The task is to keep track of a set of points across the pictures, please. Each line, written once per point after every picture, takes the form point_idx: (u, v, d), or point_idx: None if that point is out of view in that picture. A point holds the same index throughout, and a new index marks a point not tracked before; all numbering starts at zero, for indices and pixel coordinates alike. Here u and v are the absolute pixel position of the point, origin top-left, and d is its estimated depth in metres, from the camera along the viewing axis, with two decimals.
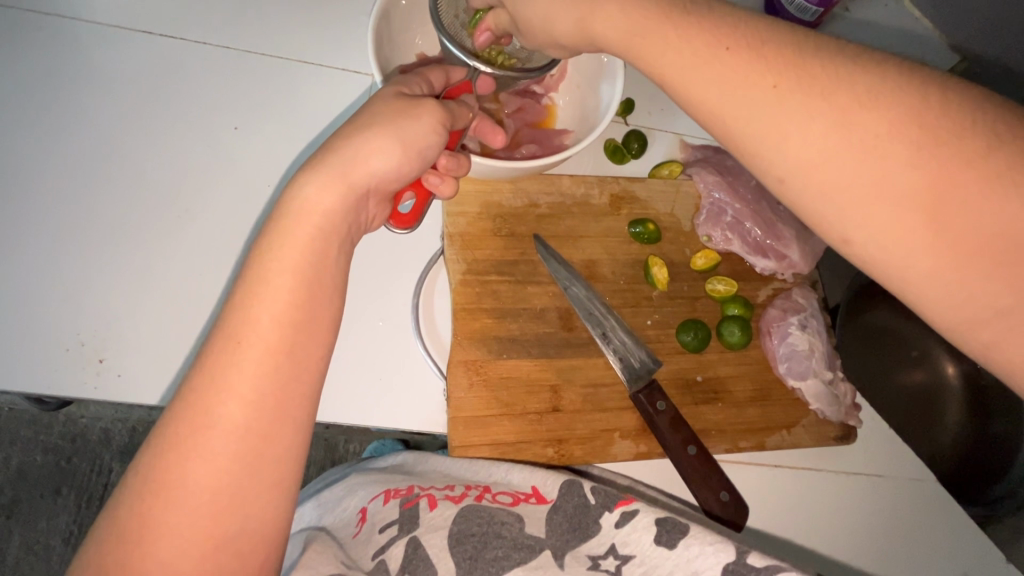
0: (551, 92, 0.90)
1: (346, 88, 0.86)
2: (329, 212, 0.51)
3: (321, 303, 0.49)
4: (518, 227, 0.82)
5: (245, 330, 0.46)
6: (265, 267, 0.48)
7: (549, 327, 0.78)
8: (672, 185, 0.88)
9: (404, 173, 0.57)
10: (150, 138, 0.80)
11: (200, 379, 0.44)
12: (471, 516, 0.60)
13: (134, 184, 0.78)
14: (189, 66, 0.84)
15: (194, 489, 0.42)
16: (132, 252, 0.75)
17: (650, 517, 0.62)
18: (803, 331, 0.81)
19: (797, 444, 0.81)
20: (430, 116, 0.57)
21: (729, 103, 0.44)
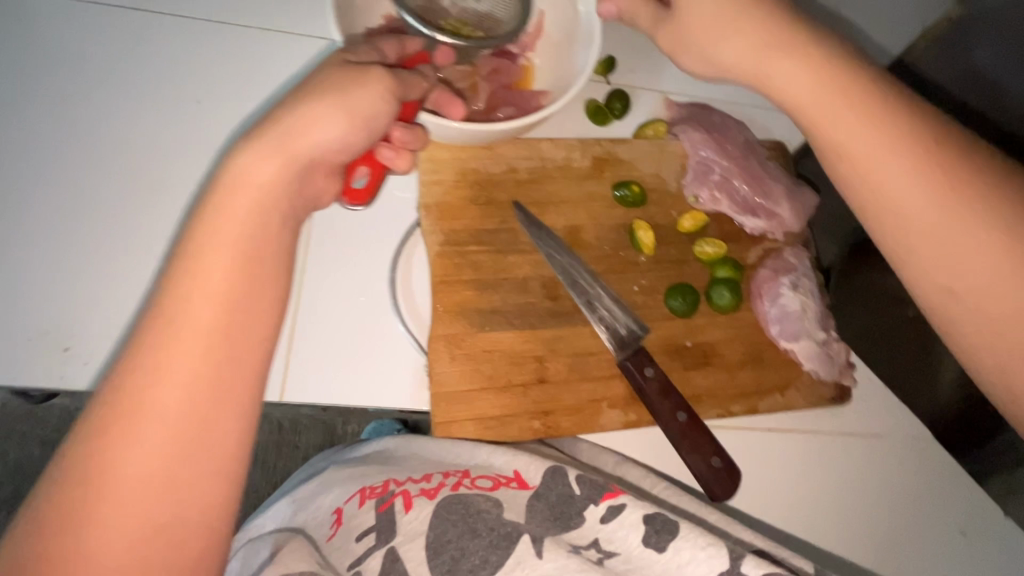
0: (528, 52, 0.85)
1: (306, 53, 0.80)
2: (270, 183, 0.52)
3: (261, 286, 0.50)
4: (497, 194, 0.78)
5: (177, 311, 0.47)
6: (198, 247, 0.49)
7: (532, 297, 0.75)
8: (657, 145, 0.84)
9: (351, 144, 0.57)
10: (102, 112, 0.74)
11: (150, 357, 0.45)
12: (448, 513, 0.57)
13: (88, 161, 0.72)
14: (140, 31, 0.77)
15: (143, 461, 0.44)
16: (91, 233, 0.70)
17: (638, 514, 0.59)
18: (795, 292, 0.79)
19: (790, 407, 0.79)
20: (376, 85, 0.57)
21: (845, 122, 0.57)
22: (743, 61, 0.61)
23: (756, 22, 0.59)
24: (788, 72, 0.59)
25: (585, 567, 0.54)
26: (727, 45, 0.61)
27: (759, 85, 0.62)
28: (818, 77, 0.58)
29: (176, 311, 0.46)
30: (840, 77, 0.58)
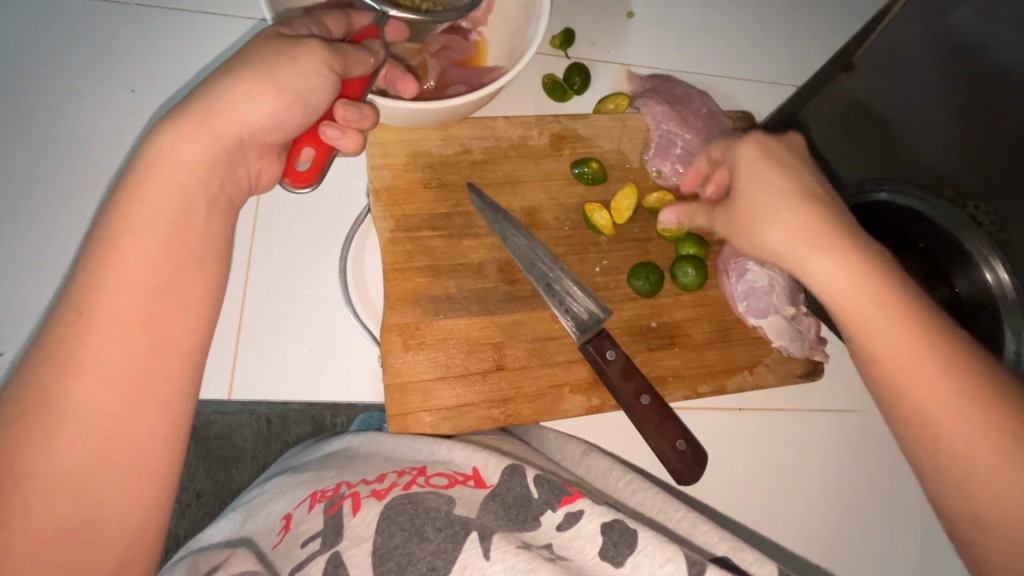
0: (480, 27, 0.81)
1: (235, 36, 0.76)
2: (196, 165, 0.47)
3: (190, 282, 0.45)
4: (450, 176, 0.75)
5: (90, 304, 0.42)
6: (109, 242, 0.44)
7: (489, 281, 0.73)
8: (618, 119, 0.81)
9: (286, 122, 0.52)
10: (31, 104, 0.71)
11: (51, 362, 0.41)
12: (394, 517, 0.52)
13: (17, 156, 0.70)
14: (72, 20, 0.74)
15: (51, 472, 0.39)
16: (20, 232, 0.68)
17: (595, 523, 0.53)
18: (762, 266, 0.74)
19: (760, 385, 0.77)
20: (313, 57, 0.51)
21: (872, 309, 0.53)
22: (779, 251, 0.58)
23: (799, 205, 0.57)
24: (821, 258, 0.55)
25: (535, 567, 0.48)
26: (778, 232, 0.57)
27: (792, 266, 0.58)
28: (850, 263, 0.54)
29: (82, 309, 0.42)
30: (879, 269, 0.54)
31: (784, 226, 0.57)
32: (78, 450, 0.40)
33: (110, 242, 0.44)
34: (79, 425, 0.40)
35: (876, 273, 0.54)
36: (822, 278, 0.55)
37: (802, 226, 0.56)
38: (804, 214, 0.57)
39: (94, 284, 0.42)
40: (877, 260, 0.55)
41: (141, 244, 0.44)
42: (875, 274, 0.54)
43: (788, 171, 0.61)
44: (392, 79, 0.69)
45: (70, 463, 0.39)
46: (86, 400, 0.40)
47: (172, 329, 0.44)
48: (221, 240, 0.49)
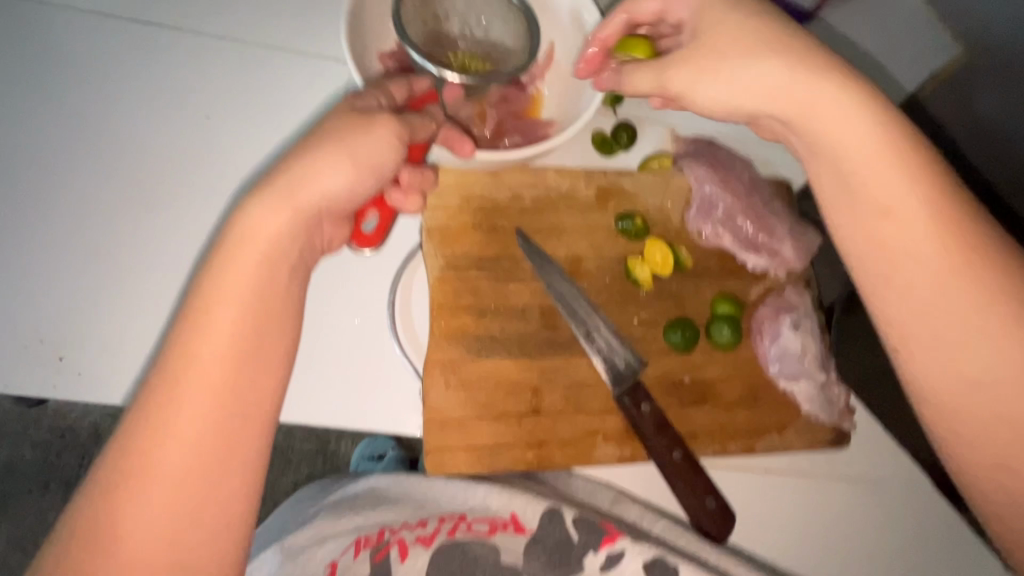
0: (537, 81, 0.85)
1: (324, 77, 0.83)
2: (276, 237, 0.49)
3: (273, 324, 0.48)
4: (500, 221, 0.78)
5: (197, 335, 0.46)
6: (209, 286, 0.47)
7: (531, 325, 0.75)
8: (662, 178, 0.84)
9: (359, 191, 0.54)
10: (127, 132, 0.78)
11: (152, 389, 0.44)
12: (449, 553, 0.67)
13: (108, 179, 0.76)
14: (166, 55, 0.81)
15: (157, 487, 0.42)
16: (102, 248, 0.73)
17: (636, 562, 0.67)
18: (795, 332, 0.78)
19: (788, 448, 0.78)
20: (387, 131, 0.54)
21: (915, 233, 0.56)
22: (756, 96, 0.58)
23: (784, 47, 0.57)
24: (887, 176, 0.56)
25: None
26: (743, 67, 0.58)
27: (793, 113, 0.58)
28: (891, 169, 0.56)
29: (186, 341, 0.45)
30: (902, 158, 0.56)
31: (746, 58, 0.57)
32: (178, 474, 0.43)
33: (209, 278, 0.47)
34: (177, 449, 0.43)
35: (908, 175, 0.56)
36: (856, 163, 0.57)
37: (872, 147, 0.56)
38: (779, 58, 0.56)
39: (194, 318, 0.46)
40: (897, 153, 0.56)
41: (235, 285, 0.47)
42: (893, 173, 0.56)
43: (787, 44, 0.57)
44: (450, 141, 0.73)
45: (170, 476, 0.43)
46: (185, 429, 0.43)
47: (259, 365, 0.47)
48: (299, 281, 0.52)
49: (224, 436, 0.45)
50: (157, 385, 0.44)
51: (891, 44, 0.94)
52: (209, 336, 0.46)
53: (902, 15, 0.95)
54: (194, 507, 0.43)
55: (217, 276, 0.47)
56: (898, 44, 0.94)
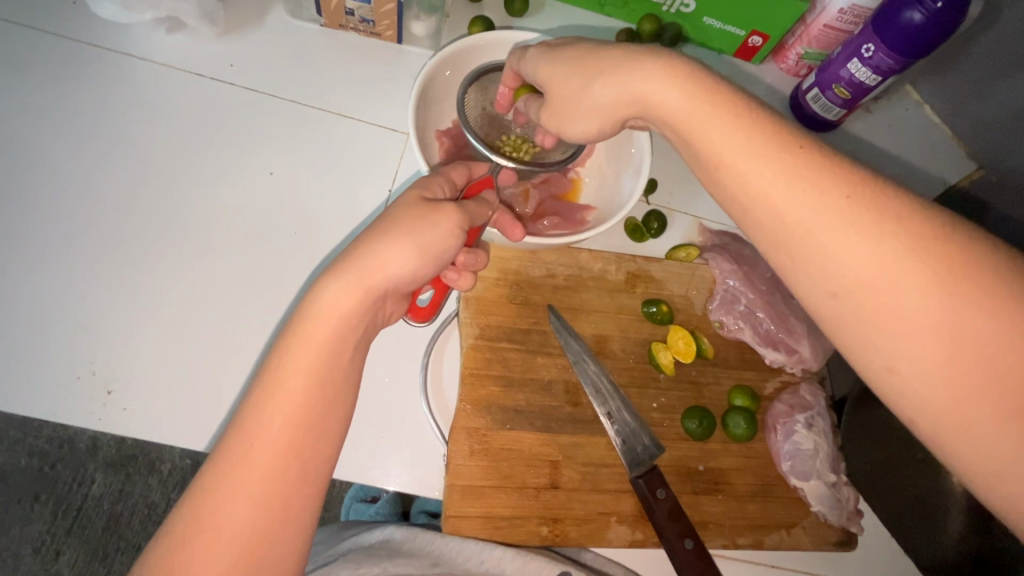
0: (579, 165, 0.91)
1: (385, 149, 0.89)
2: (346, 314, 0.53)
3: (343, 380, 0.52)
4: (533, 296, 0.82)
5: (280, 383, 0.50)
6: (285, 356, 0.51)
7: (555, 401, 0.78)
8: (689, 268, 0.88)
9: (420, 275, 0.58)
10: (194, 184, 0.83)
11: (221, 452, 0.48)
12: None
13: (168, 228, 0.81)
14: (234, 111, 0.87)
15: (221, 539, 0.46)
16: (161, 298, 0.78)
17: None
18: (809, 431, 0.80)
19: (796, 546, 0.80)
20: (450, 223, 0.58)
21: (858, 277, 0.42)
22: (612, 102, 0.55)
23: (712, 114, 0.49)
24: (814, 239, 0.43)
25: None
26: (602, 88, 0.55)
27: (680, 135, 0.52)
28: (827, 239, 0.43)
29: (276, 387, 0.50)
30: (850, 231, 0.42)
31: (607, 77, 0.55)
32: (239, 534, 0.46)
33: (281, 351, 0.51)
34: (242, 508, 0.46)
35: (862, 230, 0.42)
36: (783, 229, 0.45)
37: (789, 203, 0.44)
38: (660, 79, 0.52)
39: (266, 386, 0.50)
40: (837, 202, 0.43)
41: (309, 354, 0.51)
42: (826, 256, 0.43)
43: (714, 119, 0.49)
44: (501, 223, 0.75)
45: (243, 514, 0.46)
46: (251, 487, 0.47)
47: (330, 416, 0.51)
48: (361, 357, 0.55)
49: (297, 478, 0.48)
50: (225, 448, 0.48)
51: (908, 160, 0.99)
52: (279, 399, 0.49)
53: (919, 129, 1.00)
54: (259, 546, 0.46)
55: (291, 348, 0.51)
56: (913, 159, 0.99)
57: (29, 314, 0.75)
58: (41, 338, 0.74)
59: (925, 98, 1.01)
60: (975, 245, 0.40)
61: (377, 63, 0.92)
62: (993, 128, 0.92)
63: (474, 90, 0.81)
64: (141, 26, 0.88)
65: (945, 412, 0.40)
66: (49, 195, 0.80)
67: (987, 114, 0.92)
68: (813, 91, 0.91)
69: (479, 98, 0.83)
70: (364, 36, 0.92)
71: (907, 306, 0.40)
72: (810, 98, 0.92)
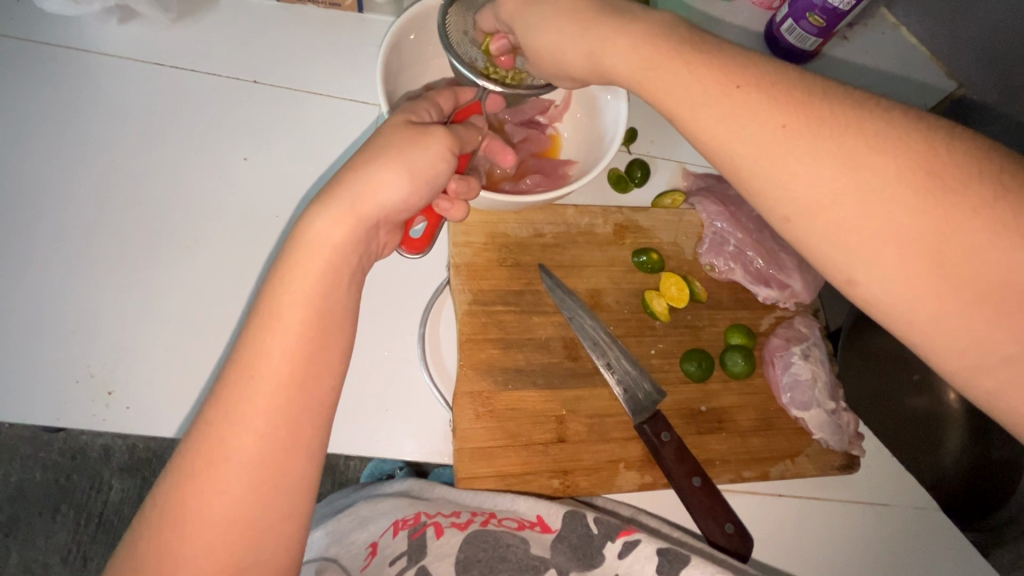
0: (555, 122, 0.91)
1: (357, 122, 0.87)
2: (338, 244, 0.53)
3: (337, 325, 0.52)
4: (524, 257, 0.82)
5: (280, 317, 0.50)
6: (278, 302, 0.50)
7: (554, 357, 0.79)
8: (675, 214, 0.87)
9: (412, 202, 0.58)
10: (168, 170, 0.82)
11: (226, 388, 0.48)
12: (477, 541, 0.66)
13: (148, 222, 0.79)
14: (200, 97, 0.85)
15: (235, 471, 0.46)
16: (151, 289, 0.77)
17: (651, 548, 0.67)
18: (806, 361, 0.82)
19: (801, 474, 0.82)
20: (440, 144, 0.58)
21: (837, 196, 0.41)
22: (574, 65, 0.54)
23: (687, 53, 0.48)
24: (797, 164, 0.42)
25: None
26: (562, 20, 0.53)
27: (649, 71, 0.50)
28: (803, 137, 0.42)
29: (275, 325, 0.49)
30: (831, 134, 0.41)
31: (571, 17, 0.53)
32: (250, 468, 0.46)
33: (277, 286, 0.51)
34: (249, 439, 0.46)
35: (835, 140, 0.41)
36: (751, 166, 0.44)
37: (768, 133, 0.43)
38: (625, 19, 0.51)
39: (264, 322, 0.50)
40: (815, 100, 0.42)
41: (308, 288, 0.51)
42: (800, 174, 0.42)
43: (691, 48, 0.48)
44: (491, 148, 0.79)
45: (251, 451, 0.46)
46: (258, 421, 0.47)
47: (329, 350, 0.51)
48: (356, 296, 0.55)
49: (300, 411, 0.48)
50: (225, 384, 0.48)
51: (886, 87, 0.97)
52: (276, 331, 0.49)
53: (898, 51, 0.98)
54: (270, 481, 0.46)
55: (289, 282, 0.51)
56: (894, 83, 0.97)
57: (17, 322, 0.74)
58: (35, 336, 0.74)
59: (903, 20, 0.98)
60: (964, 147, 0.39)
61: (342, 36, 0.90)
62: (973, 42, 0.90)
63: (456, 12, 0.77)
64: (91, 17, 0.84)
65: (936, 320, 0.39)
66: (21, 201, 0.78)
67: (967, 28, 0.90)
68: (788, 22, 0.88)
69: (460, 21, 0.78)
70: (323, 8, 0.90)
71: (889, 217, 0.39)
72: (785, 30, 0.90)
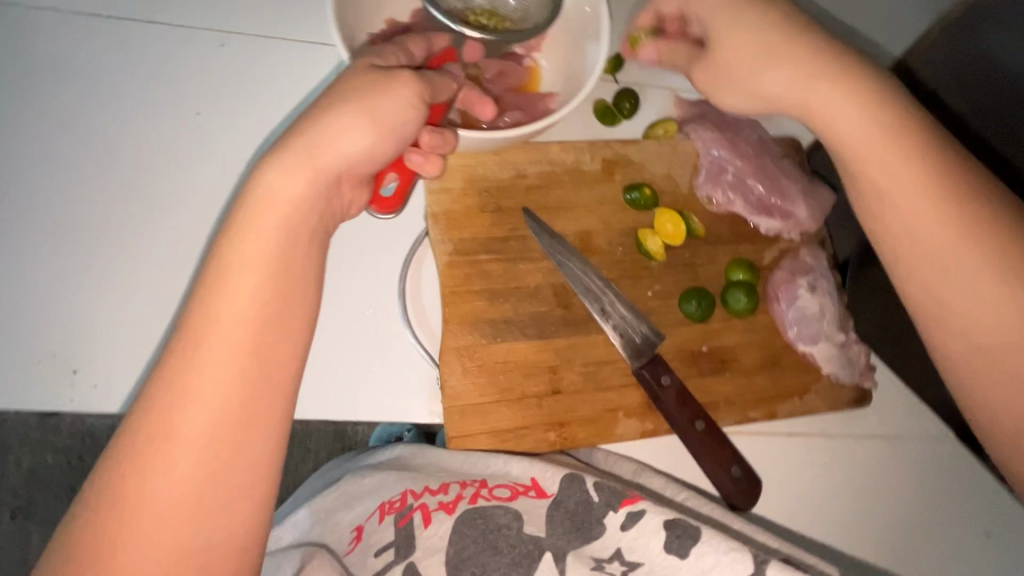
0: (534, 52, 0.82)
1: (317, 66, 0.80)
2: (296, 201, 0.47)
3: (295, 284, 0.47)
4: (506, 201, 0.76)
5: (227, 276, 0.45)
6: (224, 261, 0.45)
7: (545, 305, 0.74)
8: (668, 144, 0.81)
9: (378, 153, 0.52)
10: (117, 131, 0.75)
11: (173, 358, 0.43)
12: (467, 530, 0.61)
13: (101, 189, 0.74)
14: (143, 49, 0.77)
15: (186, 446, 0.42)
16: (111, 260, 0.72)
17: (657, 520, 0.60)
18: (813, 294, 0.77)
19: (810, 411, 0.78)
20: (408, 90, 0.51)
21: None
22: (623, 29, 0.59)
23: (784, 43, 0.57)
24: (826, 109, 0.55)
25: None
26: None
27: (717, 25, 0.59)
28: None
29: (221, 286, 0.45)
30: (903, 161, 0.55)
31: None
32: (203, 441, 0.42)
33: (223, 244, 0.46)
34: (200, 412, 0.42)
35: None
36: (856, 151, 0.56)
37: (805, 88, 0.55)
38: None
39: (210, 284, 0.45)
40: None
41: (258, 246, 0.46)
42: None
43: None
44: (469, 101, 0.73)
45: (203, 425, 0.42)
46: (208, 393, 0.42)
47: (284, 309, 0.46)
48: (317, 252, 0.50)
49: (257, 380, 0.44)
50: (173, 353, 0.43)
51: None
52: (223, 294, 0.44)
53: None
54: (228, 454, 0.43)
55: (236, 241, 0.46)
56: None
57: None
58: None
59: None
60: None
61: None
62: None
63: None
64: None
65: None
66: None
67: None
68: None
69: None
70: None
71: None
72: None
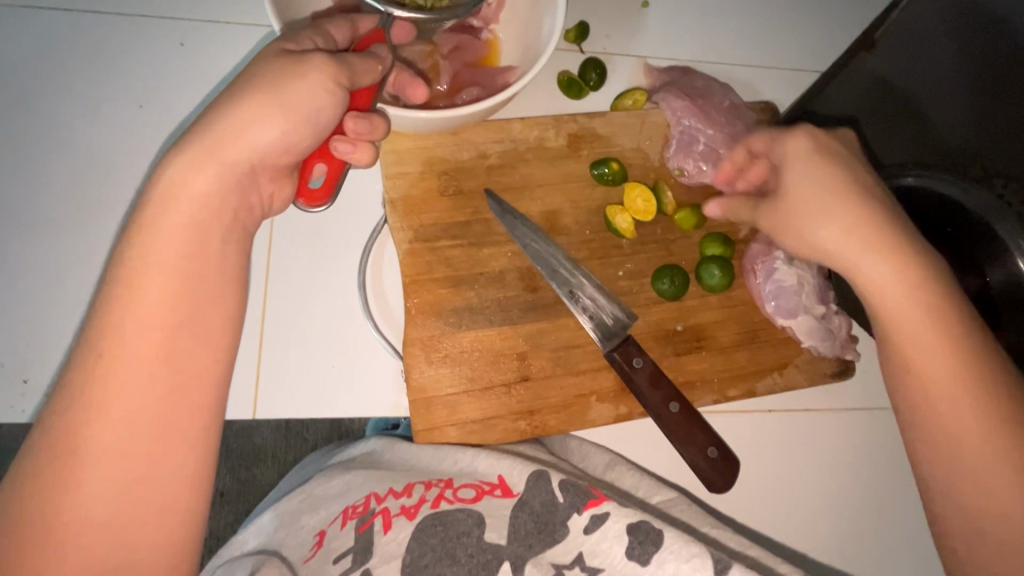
0: (491, 24, 0.78)
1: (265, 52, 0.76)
2: (202, 196, 0.45)
3: (212, 283, 0.45)
4: (466, 183, 0.72)
5: (142, 279, 0.43)
6: (136, 261, 0.43)
7: (511, 291, 0.71)
8: (636, 115, 0.77)
9: (294, 145, 0.49)
10: (52, 127, 0.71)
11: (87, 368, 0.41)
12: (425, 537, 0.56)
13: (36, 186, 0.70)
14: (78, 39, 0.73)
15: (100, 457, 0.40)
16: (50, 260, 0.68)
17: (621, 524, 0.56)
18: (791, 265, 0.73)
19: (789, 387, 0.75)
20: (319, 73, 0.47)
21: None
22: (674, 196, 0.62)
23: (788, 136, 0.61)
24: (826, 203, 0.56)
25: None
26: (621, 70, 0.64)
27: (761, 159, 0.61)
28: None
29: (135, 288, 0.42)
30: (912, 260, 0.54)
31: None
32: (120, 452, 0.40)
33: (137, 245, 0.43)
34: (117, 422, 0.40)
35: None
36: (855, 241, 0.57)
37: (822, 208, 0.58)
38: None
39: (123, 286, 0.42)
40: None
41: (174, 246, 0.44)
42: None
43: None
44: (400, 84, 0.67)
45: (120, 435, 0.40)
46: (122, 403, 0.40)
47: (206, 311, 0.44)
48: (242, 251, 0.48)
49: (176, 386, 0.42)
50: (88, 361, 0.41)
51: None
52: (138, 298, 0.42)
53: None
54: (148, 463, 0.41)
55: (152, 241, 0.44)
56: None
57: None
58: None
59: None
60: None
61: None
62: None
63: None
64: None
65: None
66: None
67: None
68: None
69: None
70: None
71: None
72: None
